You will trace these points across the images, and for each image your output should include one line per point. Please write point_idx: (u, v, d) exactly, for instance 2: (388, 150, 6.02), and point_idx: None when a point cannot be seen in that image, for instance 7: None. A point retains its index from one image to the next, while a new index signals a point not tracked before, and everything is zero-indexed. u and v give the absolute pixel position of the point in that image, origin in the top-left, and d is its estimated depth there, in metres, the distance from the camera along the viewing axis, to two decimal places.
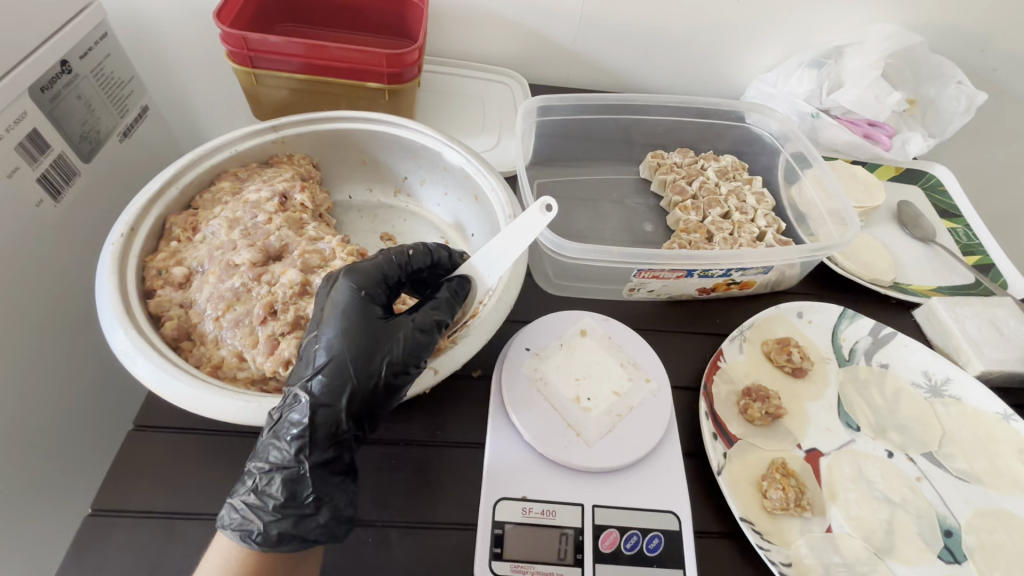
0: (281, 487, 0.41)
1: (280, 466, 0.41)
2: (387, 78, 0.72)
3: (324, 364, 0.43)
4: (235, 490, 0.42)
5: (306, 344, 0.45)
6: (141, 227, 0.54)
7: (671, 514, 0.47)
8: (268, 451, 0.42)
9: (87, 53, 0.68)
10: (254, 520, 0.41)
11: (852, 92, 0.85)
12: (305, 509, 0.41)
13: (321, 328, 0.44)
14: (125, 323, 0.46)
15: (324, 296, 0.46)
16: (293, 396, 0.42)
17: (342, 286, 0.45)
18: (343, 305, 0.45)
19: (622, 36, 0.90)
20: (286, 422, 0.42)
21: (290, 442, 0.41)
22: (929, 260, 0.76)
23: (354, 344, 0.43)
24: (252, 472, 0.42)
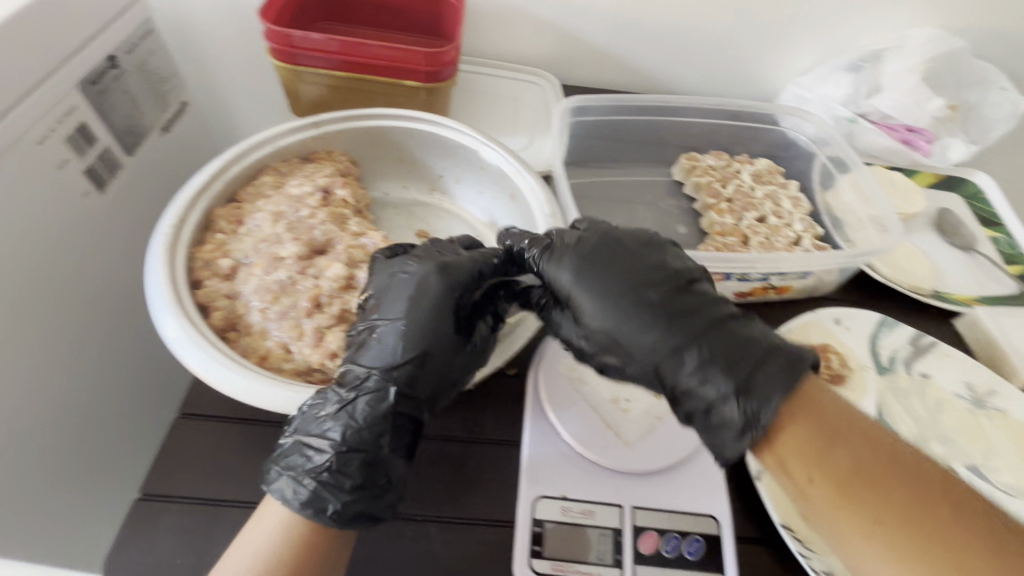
0: (359, 468, 0.42)
1: (360, 448, 0.43)
2: (424, 75, 0.73)
3: (412, 357, 0.45)
4: (298, 467, 0.42)
5: (390, 329, 0.46)
6: (189, 219, 0.55)
7: (710, 517, 0.47)
8: (340, 429, 0.42)
9: (133, 49, 0.70)
10: (332, 498, 0.41)
11: (891, 96, 0.84)
12: (379, 489, 0.43)
13: (410, 320, 0.46)
14: (175, 312, 0.47)
15: (409, 287, 0.48)
16: (382, 382, 0.44)
17: (439, 283, 0.48)
18: (438, 299, 0.48)
19: (655, 37, 0.90)
20: (370, 406, 0.43)
21: (376, 425, 0.43)
22: (971, 270, 0.75)
23: (444, 341, 0.47)
24: (324, 451, 0.42)
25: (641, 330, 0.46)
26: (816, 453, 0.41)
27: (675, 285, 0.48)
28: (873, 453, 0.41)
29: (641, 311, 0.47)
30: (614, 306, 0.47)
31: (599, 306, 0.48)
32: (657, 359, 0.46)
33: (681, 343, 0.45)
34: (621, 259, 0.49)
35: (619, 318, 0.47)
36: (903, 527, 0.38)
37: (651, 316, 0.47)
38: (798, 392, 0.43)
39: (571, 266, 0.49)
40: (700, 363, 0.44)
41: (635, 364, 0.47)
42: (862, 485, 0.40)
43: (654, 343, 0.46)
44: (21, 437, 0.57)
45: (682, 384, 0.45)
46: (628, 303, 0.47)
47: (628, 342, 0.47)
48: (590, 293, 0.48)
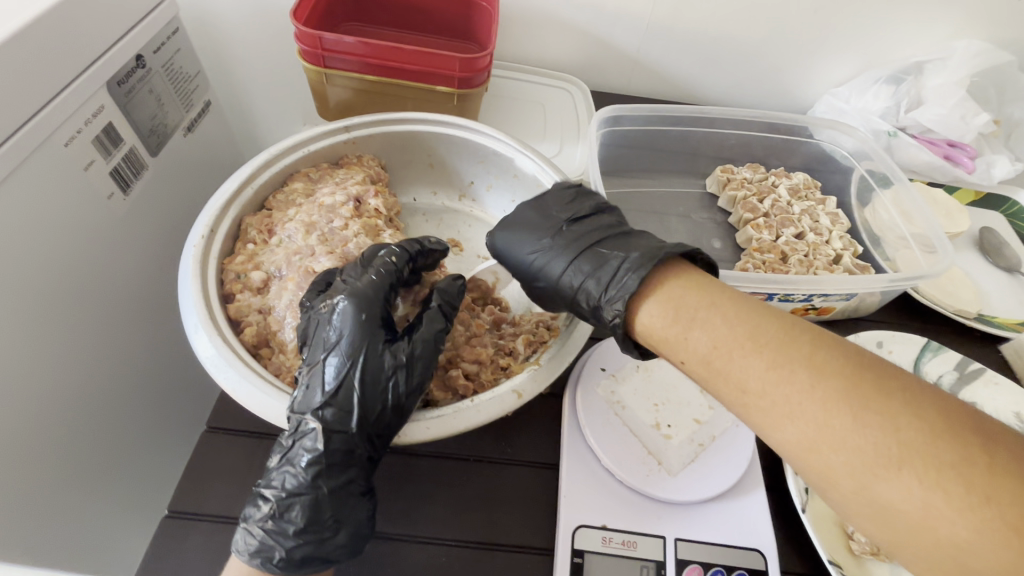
0: (303, 513, 0.40)
1: (297, 493, 0.40)
2: (457, 82, 0.71)
3: (335, 388, 0.41)
4: (250, 517, 0.41)
5: (312, 366, 0.43)
6: (219, 228, 0.53)
7: (756, 552, 0.45)
8: (283, 477, 0.41)
9: (159, 48, 0.68)
10: (275, 545, 0.40)
11: (933, 110, 0.82)
12: (325, 532, 0.41)
13: (333, 350, 0.43)
14: (209, 328, 0.46)
15: (324, 317, 0.45)
16: (303, 423, 0.41)
17: (346, 310, 0.44)
18: (352, 329, 0.43)
19: (689, 45, 0.88)
20: (299, 449, 0.41)
21: (305, 469, 0.40)
22: (1016, 293, 0.72)
23: (364, 368, 0.42)
24: (266, 499, 0.41)
25: (537, 266, 0.49)
26: (678, 332, 0.40)
27: (563, 221, 0.50)
28: (744, 319, 0.39)
29: (533, 251, 0.49)
30: (516, 262, 0.50)
31: (510, 262, 0.51)
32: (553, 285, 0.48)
33: (564, 263, 0.47)
34: (525, 215, 0.52)
35: (518, 262, 0.50)
36: (775, 382, 0.36)
37: (537, 251, 0.49)
38: (649, 282, 0.43)
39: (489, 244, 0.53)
40: (580, 275, 0.46)
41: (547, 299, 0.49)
42: (730, 356, 0.38)
43: (545, 272, 0.48)
44: (43, 445, 0.56)
45: (577, 300, 0.46)
46: (524, 250, 0.50)
47: (536, 279, 0.49)
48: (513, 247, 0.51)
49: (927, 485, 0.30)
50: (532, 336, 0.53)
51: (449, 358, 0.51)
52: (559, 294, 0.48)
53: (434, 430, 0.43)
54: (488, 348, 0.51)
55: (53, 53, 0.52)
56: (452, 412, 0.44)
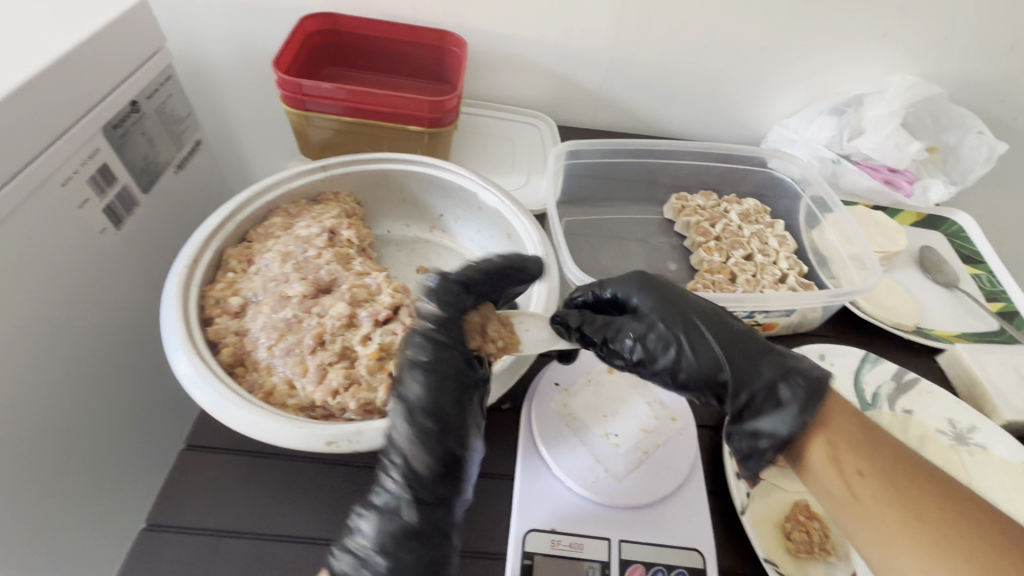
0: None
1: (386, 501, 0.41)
2: (427, 122, 0.77)
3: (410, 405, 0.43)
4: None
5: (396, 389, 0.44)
6: (202, 258, 0.58)
7: (695, 552, 0.48)
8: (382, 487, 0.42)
9: (153, 94, 0.75)
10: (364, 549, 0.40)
11: (872, 139, 0.88)
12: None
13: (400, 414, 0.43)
14: (188, 348, 0.50)
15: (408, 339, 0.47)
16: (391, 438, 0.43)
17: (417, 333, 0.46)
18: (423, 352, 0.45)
19: (646, 82, 0.95)
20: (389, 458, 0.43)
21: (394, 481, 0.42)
22: (954, 307, 0.77)
23: (432, 429, 0.43)
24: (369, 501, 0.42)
25: (709, 323, 0.51)
26: (862, 445, 0.44)
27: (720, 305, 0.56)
28: (914, 459, 0.44)
29: (711, 312, 0.52)
30: (679, 307, 0.52)
31: (668, 296, 0.53)
32: (706, 354, 0.50)
33: (734, 334, 0.51)
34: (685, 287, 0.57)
35: (684, 306, 0.52)
36: (947, 519, 0.40)
37: (713, 313, 0.52)
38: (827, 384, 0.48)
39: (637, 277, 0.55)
40: (751, 352, 0.49)
41: (694, 354, 0.50)
42: (904, 486, 0.42)
43: (720, 332, 0.51)
44: (31, 466, 0.59)
45: (739, 372, 0.49)
46: (693, 300, 0.53)
47: (689, 333, 0.50)
48: (653, 304, 0.52)
49: None
50: None
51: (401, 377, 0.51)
52: (712, 357, 0.49)
53: None
54: None
55: (55, 102, 0.58)
56: None
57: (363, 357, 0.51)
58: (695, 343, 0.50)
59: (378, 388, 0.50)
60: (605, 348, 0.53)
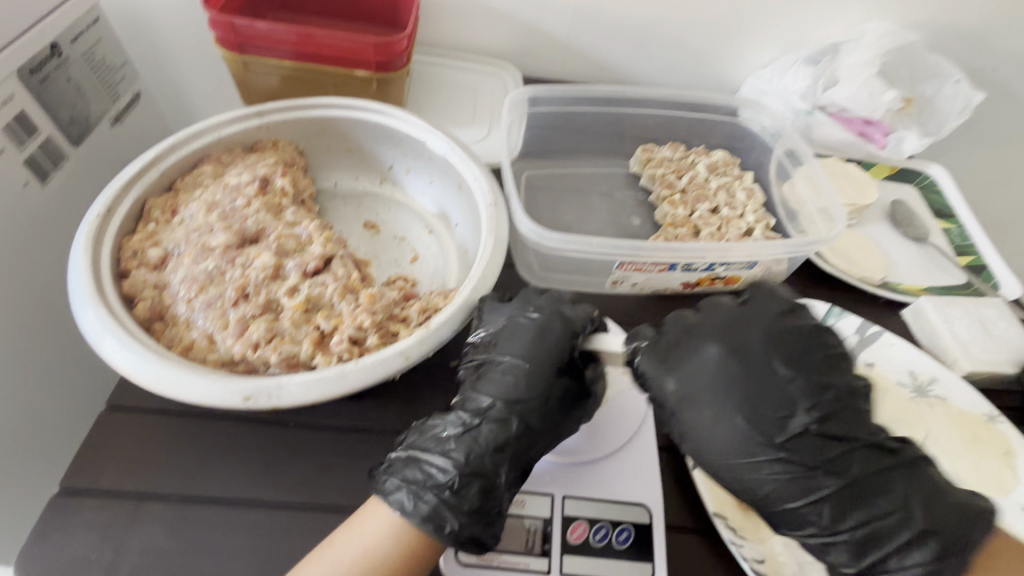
0: (477, 492, 0.42)
1: (472, 439, 0.44)
2: (375, 66, 0.72)
3: (518, 392, 0.47)
4: (418, 482, 0.42)
5: (495, 366, 0.48)
6: (119, 208, 0.54)
7: (642, 506, 0.46)
8: (476, 425, 0.45)
9: (78, 37, 0.68)
10: (434, 475, 0.43)
11: (847, 89, 0.83)
12: (491, 517, 0.42)
13: (524, 355, 0.48)
14: (95, 301, 0.46)
15: (504, 322, 0.50)
16: (486, 386, 0.48)
17: (550, 327, 0.50)
18: (543, 354, 0.48)
19: (615, 29, 0.90)
20: (486, 400, 0.47)
21: (489, 417, 0.45)
22: (923, 260, 0.75)
23: (548, 402, 0.47)
24: (452, 422, 0.45)
25: (761, 477, 0.45)
26: None
27: (805, 424, 0.45)
28: None
29: (772, 455, 0.45)
30: (731, 425, 0.46)
31: (713, 426, 0.46)
32: (770, 495, 0.45)
33: (814, 462, 0.45)
34: (759, 386, 0.47)
35: (732, 447, 0.46)
36: None
37: (771, 427, 0.46)
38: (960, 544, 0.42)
39: (682, 378, 0.48)
40: (837, 495, 0.44)
41: (753, 483, 0.45)
42: None
43: (776, 490, 0.45)
44: None
45: (808, 519, 0.44)
46: (768, 389, 0.47)
47: (741, 466, 0.45)
48: (703, 414, 0.47)
49: None
50: (426, 304, 0.52)
51: (330, 328, 0.48)
52: (771, 495, 0.45)
53: (314, 391, 0.43)
54: (378, 314, 0.49)
55: None
56: (337, 373, 0.43)
57: (287, 310, 0.49)
58: (756, 468, 0.45)
59: (303, 342, 0.47)
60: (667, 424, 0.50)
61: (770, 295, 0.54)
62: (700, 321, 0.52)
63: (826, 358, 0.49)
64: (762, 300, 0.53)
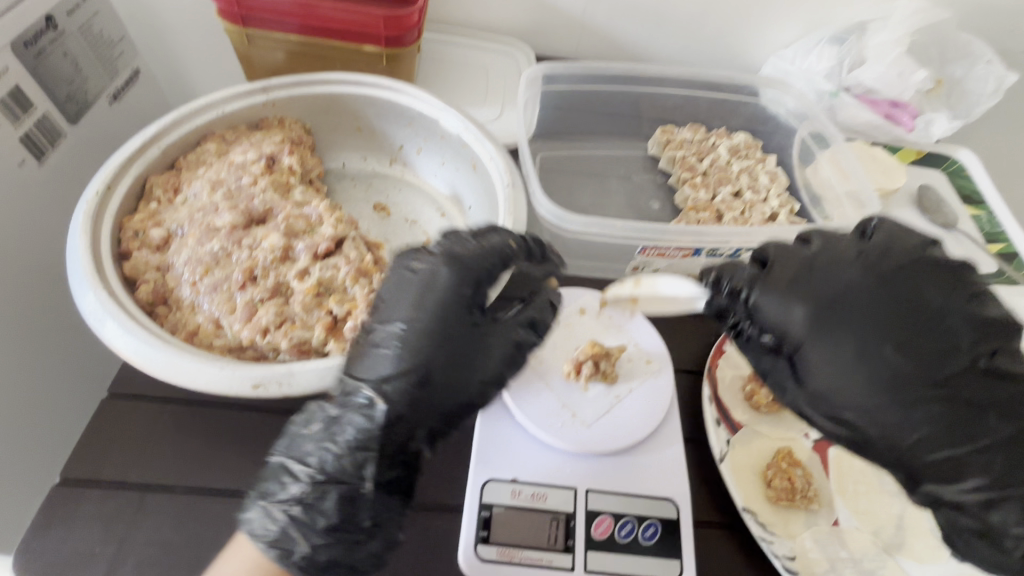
0: (337, 503, 0.38)
1: (339, 451, 0.38)
2: (385, 41, 0.69)
3: (403, 373, 0.39)
4: (273, 495, 0.38)
5: (383, 335, 0.41)
6: (118, 186, 0.51)
7: (669, 501, 0.44)
8: (344, 428, 0.38)
9: (73, 9, 0.65)
10: (288, 486, 0.38)
11: (875, 69, 0.80)
12: (356, 529, 0.38)
13: (406, 317, 0.40)
14: (94, 282, 0.43)
15: (404, 275, 0.43)
16: (370, 365, 0.39)
17: (443, 273, 0.42)
18: (443, 299, 0.41)
19: (633, 6, 0.86)
20: (361, 389, 0.39)
21: (359, 412, 0.38)
22: (953, 248, 0.73)
23: (441, 377, 0.40)
24: (317, 422, 0.39)
25: (914, 421, 0.38)
26: None
27: (972, 363, 0.38)
28: None
29: (920, 398, 0.38)
30: (876, 365, 0.38)
31: (855, 369, 0.38)
32: (916, 447, 0.39)
33: (976, 412, 0.38)
34: (913, 322, 0.39)
35: (873, 393, 0.38)
36: None
37: (930, 367, 0.38)
38: None
39: (822, 317, 0.40)
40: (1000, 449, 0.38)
41: (894, 431, 0.39)
42: None
43: (927, 440, 0.38)
44: None
45: (960, 472, 0.38)
46: (923, 324, 0.39)
47: (885, 413, 0.38)
48: (839, 355, 0.39)
49: None
50: None
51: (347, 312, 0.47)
52: (918, 445, 0.39)
53: (328, 378, 0.41)
54: None
55: None
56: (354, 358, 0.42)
57: (298, 293, 0.46)
58: (896, 417, 0.38)
59: (315, 328, 0.45)
60: (778, 362, 0.43)
61: (901, 227, 0.45)
62: (824, 254, 0.43)
63: (982, 290, 0.41)
64: (896, 232, 0.44)
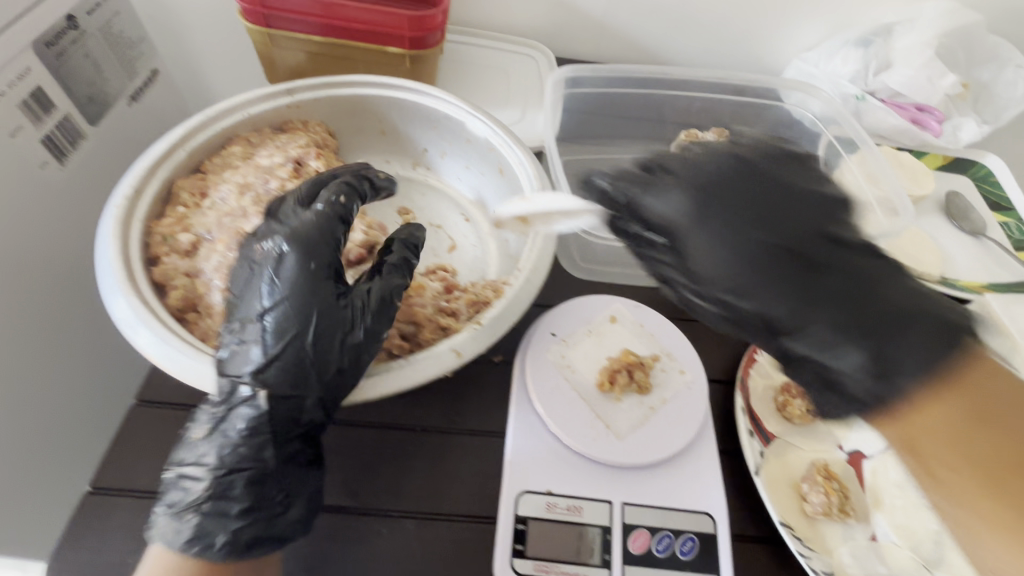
0: (245, 489, 0.39)
1: (230, 454, 0.39)
2: (408, 43, 0.68)
3: (276, 350, 0.39)
4: (178, 503, 0.39)
5: (249, 316, 0.41)
6: (146, 190, 0.50)
7: (706, 515, 0.44)
8: (231, 424, 0.39)
9: (94, 9, 0.65)
10: (192, 489, 0.39)
11: (903, 72, 0.80)
12: (272, 511, 0.40)
13: (272, 287, 0.41)
14: (127, 289, 0.43)
15: (264, 258, 0.42)
16: (243, 353, 0.40)
17: (280, 244, 0.42)
18: (300, 261, 0.41)
19: (654, 9, 0.85)
20: (236, 379, 0.39)
21: (244, 406, 0.39)
22: (983, 256, 0.71)
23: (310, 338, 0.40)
24: (201, 425, 0.40)
25: (775, 284, 0.36)
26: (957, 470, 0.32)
27: (832, 234, 0.38)
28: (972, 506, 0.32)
29: (786, 268, 0.37)
30: (740, 235, 0.37)
31: (722, 244, 0.37)
32: (789, 316, 0.36)
33: (840, 276, 0.36)
34: (774, 203, 0.39)
35: (739, 262, 0.37)
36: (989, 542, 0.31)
37: (784, 233, 0.38)
38: (973, 363, 0.34)
39: (688, 197, 0.39)
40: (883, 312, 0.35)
41: (770, 298, 0.37)
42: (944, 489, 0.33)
43: (795, 309, 0.36)
44: None
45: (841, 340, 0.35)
46: (779, 202, 0.39)
47: (745, 276, 0.37)
48: (709, 231, 0.38)
49: None
50: (476, 297, 0.50)
51: None
52: (791, 310, 0.36)
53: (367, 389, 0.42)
54: (426, 308, 0.48)
55: None
56: (390, 372, 0.43)
57: None
58: (763, 285, 0.37)
59: None
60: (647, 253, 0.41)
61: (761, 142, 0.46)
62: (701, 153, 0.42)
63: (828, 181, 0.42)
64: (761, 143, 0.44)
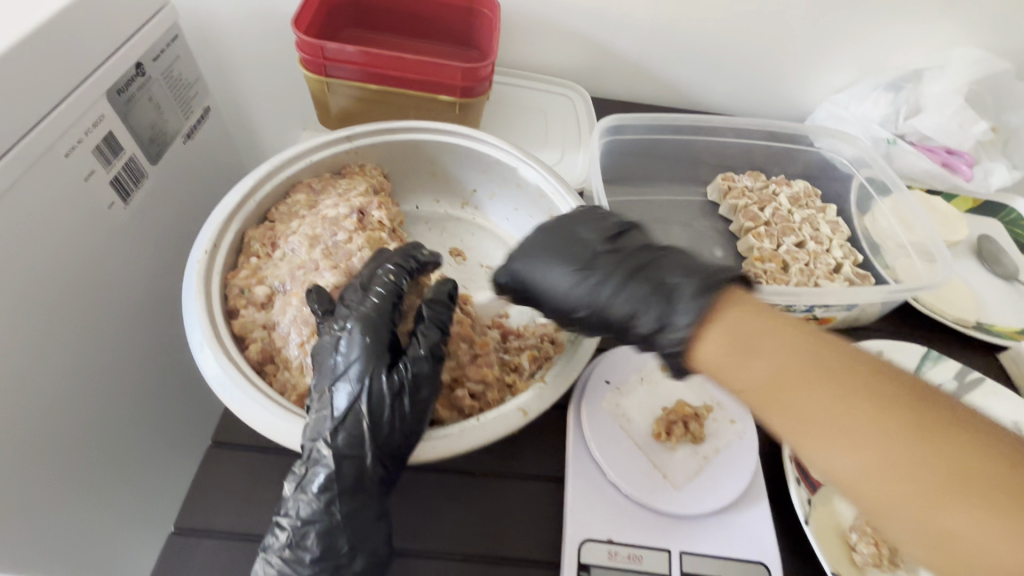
0: (317, 541, 0.41)
1: (309, 512, 0.42)
2: (459, 91, 0.71)
3: (343, 414, 0.42)
4: (270, 548, 0.42)
5: (325, 381, 0.44)
6: (222, 243, 0.53)
7: (760, 564, 0.45)
8: (308, 479, 0.42)
9: (160, 55, 0.68)
10: (279, 538, 0.42)
11: (933, 118, 0.82)
12: (342, 561, 0.42)
13: (340, 353, 0.44)
14: (213, 345, 0.46)
15: (331, 335, 0.46)
16: (318, 416, 0.43)
17: (348, 324, 0.45)
18: (360, 332, 0.45)
19: (688, 52, 0.88)
20: (314, 440, 0.42)
21: (319, 467, 0.42)
22: (1016, 301, 0.73)
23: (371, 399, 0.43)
24: (290, 481, 0.43)
25: (595, 291, 0.43)
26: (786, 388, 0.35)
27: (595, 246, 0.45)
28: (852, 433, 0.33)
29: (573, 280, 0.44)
30: (560, 266, 0.45)
31: (556, 276, 0.45)
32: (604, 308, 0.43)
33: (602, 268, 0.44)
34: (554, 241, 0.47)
35: (566, 289, 0.45)
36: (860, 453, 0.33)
37: (552, 260, 0.46)
38: (723, 294, 0.39)
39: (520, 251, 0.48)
40: (643, 288, 0.42)
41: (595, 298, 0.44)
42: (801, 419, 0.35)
43: (616, 309, 0.43)
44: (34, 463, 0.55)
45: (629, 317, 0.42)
46: (545, 242, 0.47)
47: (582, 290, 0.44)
48: (543, 267, 0.46)
49: (964, 509, 0.30)
50: (537, 352, 0.53)
51: (455, 376, 0.50)
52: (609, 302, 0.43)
53: (442, 449, 0.44)
54: (494, 367, 0.51)
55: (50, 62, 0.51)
56: (459, 431, 0.44)
57: None
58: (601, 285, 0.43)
59: None
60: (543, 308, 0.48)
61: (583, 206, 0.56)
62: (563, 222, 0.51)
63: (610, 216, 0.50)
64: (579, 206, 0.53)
